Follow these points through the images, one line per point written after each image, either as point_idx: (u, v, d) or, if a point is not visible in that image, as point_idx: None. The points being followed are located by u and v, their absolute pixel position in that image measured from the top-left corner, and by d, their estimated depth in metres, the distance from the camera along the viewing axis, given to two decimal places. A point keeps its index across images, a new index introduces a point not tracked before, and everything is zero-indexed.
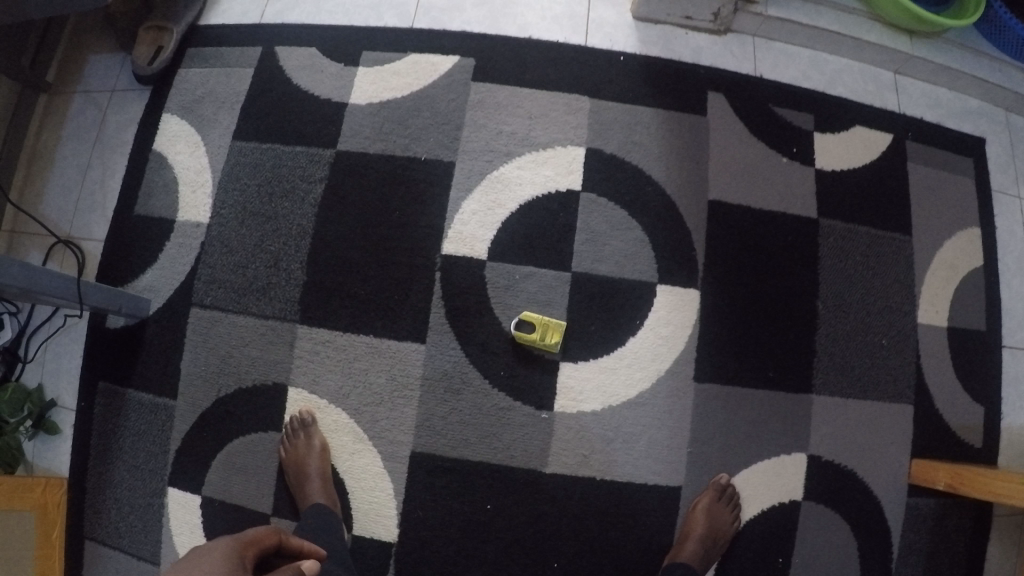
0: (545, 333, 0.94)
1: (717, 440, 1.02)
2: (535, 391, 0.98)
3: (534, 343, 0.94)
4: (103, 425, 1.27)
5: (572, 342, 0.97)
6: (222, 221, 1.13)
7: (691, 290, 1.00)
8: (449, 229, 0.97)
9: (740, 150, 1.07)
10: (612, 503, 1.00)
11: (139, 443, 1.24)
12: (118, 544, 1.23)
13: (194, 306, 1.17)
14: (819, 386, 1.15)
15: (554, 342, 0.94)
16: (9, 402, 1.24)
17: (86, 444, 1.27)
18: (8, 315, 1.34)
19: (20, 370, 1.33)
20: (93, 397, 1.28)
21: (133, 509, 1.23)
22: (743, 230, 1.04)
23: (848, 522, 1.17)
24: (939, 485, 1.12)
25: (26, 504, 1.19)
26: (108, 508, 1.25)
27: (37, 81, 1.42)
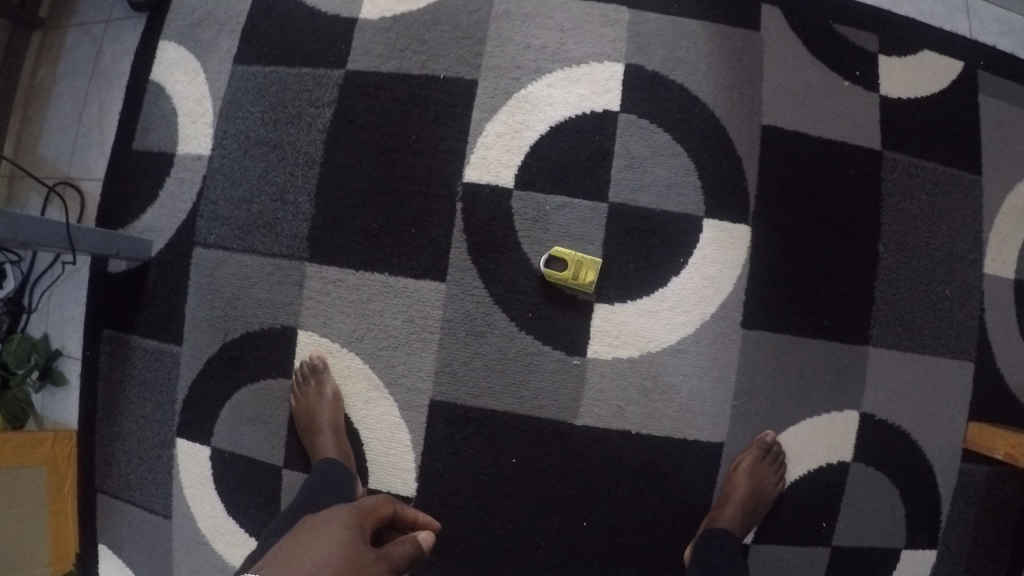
0: (578, 271, 0.86)
1: (762, 393, 0.96)
2: (565, 335, 0.90)
3: (566, 282, 0.86)
4: (109, 375, 1.21)
5: (607, 283, 0.89)
6: (225, 152, 1.05)
7: (741, 226, 0.90)
8: (471, 154, 0.88)
9: (798, 71, 0.94)
10: (647, 458, 0.93)
11: (145, 393, 1.19)
12: (130, 496, 1.19)
13: (198, 246, 1.10)
14: (874, 338, 1.05)
15: (588, 280, 0.86)
16: (15, 351, 1.20)
17: (93, 394, 1.22)
18: (9, 264, 1.28)
19: (25, 320, 1.29)
20: (98, 345, 1.22)
21: (143, 461, 1.19)
22: (799, 161, 0.93)
23: (897, 486, 1.09)
24: (997, 453, 1.03)
25: (36, 459, 1.16)
26: (118, 460, 1.20)
27: (28, 16, 1.34)
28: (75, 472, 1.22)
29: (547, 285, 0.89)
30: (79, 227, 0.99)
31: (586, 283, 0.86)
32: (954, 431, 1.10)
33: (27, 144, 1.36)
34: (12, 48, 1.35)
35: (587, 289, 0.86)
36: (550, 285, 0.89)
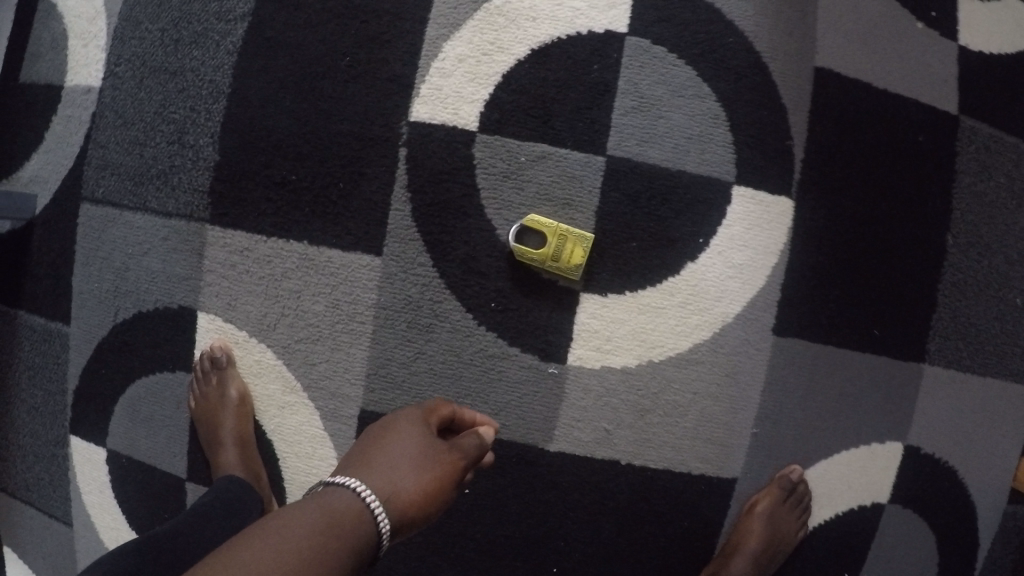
0: (562, 248, 0.64)
1: (790, 418, 0.74)
2: (539, 334, 0.68)
3: (543, 262, 0.65)
4: None
5: (597, 266, 0.67)
6: (117, 81, 0.81)
7: (781, 199, 0.68)
8: (422, 83, 0.65)
9: (862, 1, 0.72)
10: (640, 497, 0.71)
11: (36, 381, 0.94)
12: (28, 499, 0.96)
13: (84, 202, 0.86)
14: (930, 353, 0.84)
15: (574, 261, 0.65)
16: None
17: None
18: None
19: None
20: None
21: (37, 460, 0.95)
22: (856, 119, 0.71)
23: (943, 536, 0.88)
24: None
25: None
26: (10, 457, 0.96)
27: None
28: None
29: (515, 265, 0.67)
30: None
31: (571, 264, 0.65)
32: (1015, 471, 0.89)
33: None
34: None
35: (572, 271, 0.65)
36: (519, 265, 0.67)
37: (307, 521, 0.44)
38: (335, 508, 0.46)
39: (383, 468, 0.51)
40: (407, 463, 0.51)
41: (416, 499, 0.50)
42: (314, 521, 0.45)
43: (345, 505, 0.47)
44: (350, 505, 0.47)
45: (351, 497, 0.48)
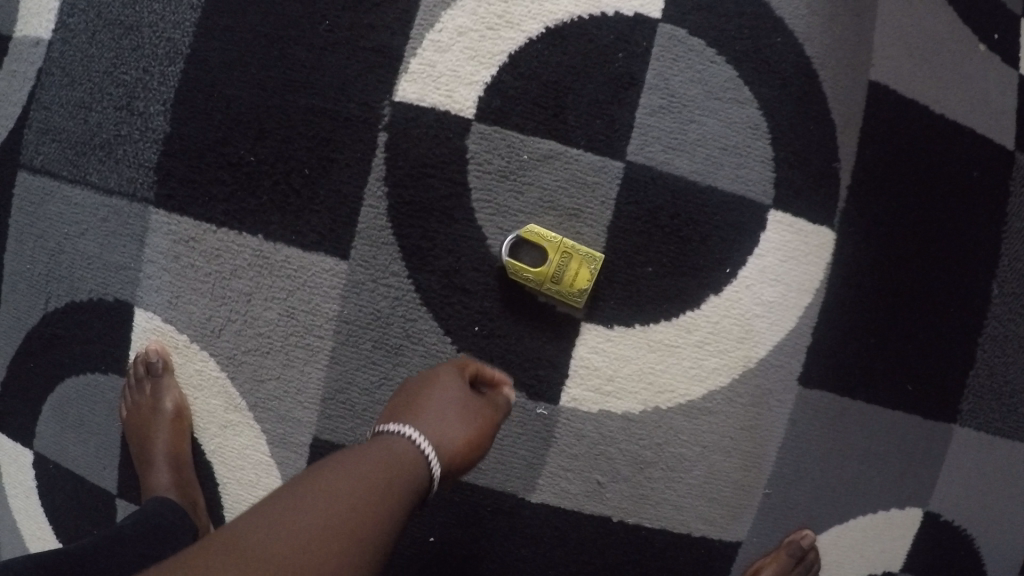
0: (564, 268, 0.54)
1: (808, 479, 0.65)
2: (528, 364, 0.57)
3: (540, 283, 0.55)
4: None
5: (602, 291, 0.57)
6: (67, 34, 0.71)
7: (821, 229, 0.59)
8: (413, 57, 0.55)
9: (924, 11, 0.63)
10: (631, 560, 0.61)
11: None
12: None
13: (19, 168, 0.74)
14: (963, 413, 0.75)
15: (577, 284, 0.55)
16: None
17: None
18: None
19: None
20: None
21: None
22: (909, 143, 0.62)
23: None
24: None
25: None
26: None
27: None
28: None
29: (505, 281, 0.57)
30: None
31: (574, 287, 0.55)
32: None
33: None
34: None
35: (574, 296, 0.55)
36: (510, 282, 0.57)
37: (367, 460, 0.41)
38: (388, 452, 0.42)
39: (427, 415, 0.46)
40: (446, 409, 0.47)
41: (460, 448, 0.46)
42: (372, 468, 0.40)
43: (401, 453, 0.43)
44: (406, 452, 0.43)
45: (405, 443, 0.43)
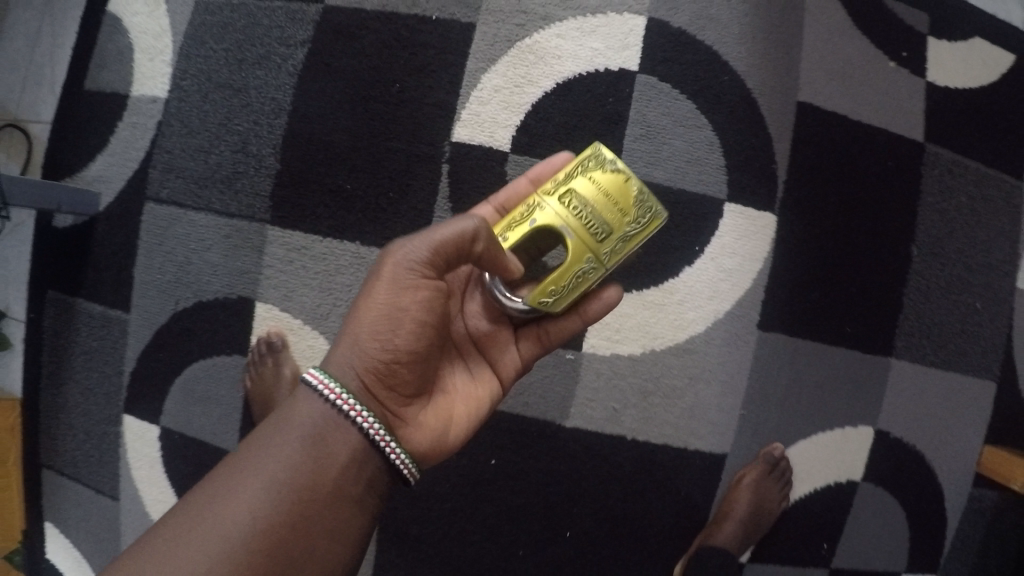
0: (576, 218, 0.57)
1: (774, 403, 0.86)
2: (578, 323, 0.66)
3: (588, 242, 0.56)
4: (50, 339, 1.02)
5: (638, 184, 0.59)
6: (182, 94, 0.92)
7: (765, 213, 0.80)
8: (463, 109, 0.76)
9: (842, 44, 0.84)
10: (644, 466, 0.83)
11: (93, 363, 1.01)
12: (77, 475, 1.01)
13: (148, 202, 0.96)
14: (899, 348, 0.94)
15: (603, 203, 0.57)
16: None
17: (34, 360, 1.03)
18: None
19: None
20: (40, 305, 1.03)
21: (89, 437, 1.00)
22: (834, 145, 0.83)
23: (909, 511, 0.98)
24: (1017, 484, 0.93)
25: None
26: (63, 435, 1.01)
27: None
28: (17, 447, 1.02)
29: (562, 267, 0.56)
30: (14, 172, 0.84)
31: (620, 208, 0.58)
32: (979, 458, 0.99)
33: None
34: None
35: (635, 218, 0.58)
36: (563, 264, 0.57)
37: (299, 437, 0.47)
38: (314, 422, 0.48)
39: (356, 349, 0.52)
40: (372, 341, 0.52)
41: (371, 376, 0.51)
42: (309, 432, 0.48)
43: (316, 415, 0.48)
44: (320, 411, 0.49)
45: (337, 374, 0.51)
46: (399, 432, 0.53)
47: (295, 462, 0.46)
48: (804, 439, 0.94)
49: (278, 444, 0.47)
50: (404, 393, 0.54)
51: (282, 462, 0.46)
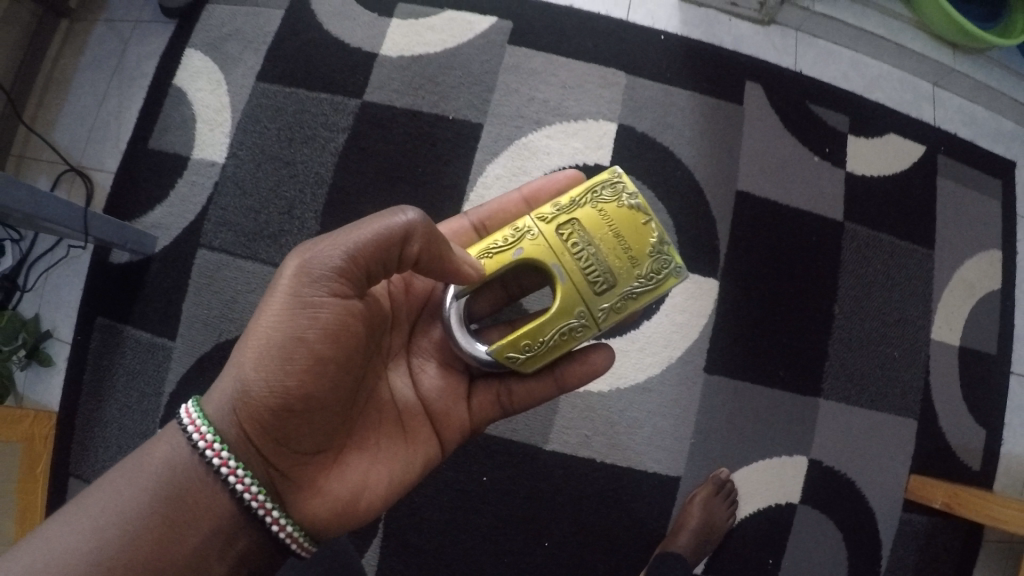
0: (573, 262, 0.69)
1: (720, 435, 1.04)
2: (545, 377, 0.78)
3: (578, 287, 0.68)
4: (97, 361, 1.14)
5: (644, 239, 0.70)
6: (239, 161, 1.12)
7: (710, 280, 1.04)
8: (472, 191, 1.00)
9: (771, 142, 1.08)
10: (610, 485, 1.00)
11: (133, 383, 1.12)
12: None
13: (201, 249, 1.13)
14: (828, 390, 1.09)
15: (603, 253, 0.69)
16: (3, 329, 1.11)
17: (79, 379, 1.13)
18: (9, 242, 1.21)
19: (17, 300, 1.19)
20: (90, 331, 1.15)
21: (123, 451, 1.10)
22: (766, 224, 1.06)
23: (846, 533, 1.08)
24: (935, 503, 1.05)
25: (13, 434, 1.05)
26: (96, 448, 1.11)
27: None
28: (51, 454, 1.10)
29: (556, 305, 0.68)
30: (95, 212, 1.01)
31: (631, 260, 0.69)
32: (905, 484, 1.11)
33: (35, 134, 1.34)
34: (37, 37, 1.36)
35: (645, 275, 0.69)
36: (558, 301, 0.68)
37: (164, 459, 0.57)
38: (181, 447, 0.57)
39: (251, 380, 0.57)
40: (258, 373, 0.57)
41: (247, 410, 0.57)
42: (173, 459, 0.57)
43: (180, 443, 0.57)
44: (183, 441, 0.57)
45: (216, 419, 0.58)
46: (283, 486, 0.60)
47: (161, 479, 0.56)
48: (747, 465, 1.06)
49: (147, 466, 0.56)
50: (295, 449, 0.60)
51: (146, 480, 0.55)
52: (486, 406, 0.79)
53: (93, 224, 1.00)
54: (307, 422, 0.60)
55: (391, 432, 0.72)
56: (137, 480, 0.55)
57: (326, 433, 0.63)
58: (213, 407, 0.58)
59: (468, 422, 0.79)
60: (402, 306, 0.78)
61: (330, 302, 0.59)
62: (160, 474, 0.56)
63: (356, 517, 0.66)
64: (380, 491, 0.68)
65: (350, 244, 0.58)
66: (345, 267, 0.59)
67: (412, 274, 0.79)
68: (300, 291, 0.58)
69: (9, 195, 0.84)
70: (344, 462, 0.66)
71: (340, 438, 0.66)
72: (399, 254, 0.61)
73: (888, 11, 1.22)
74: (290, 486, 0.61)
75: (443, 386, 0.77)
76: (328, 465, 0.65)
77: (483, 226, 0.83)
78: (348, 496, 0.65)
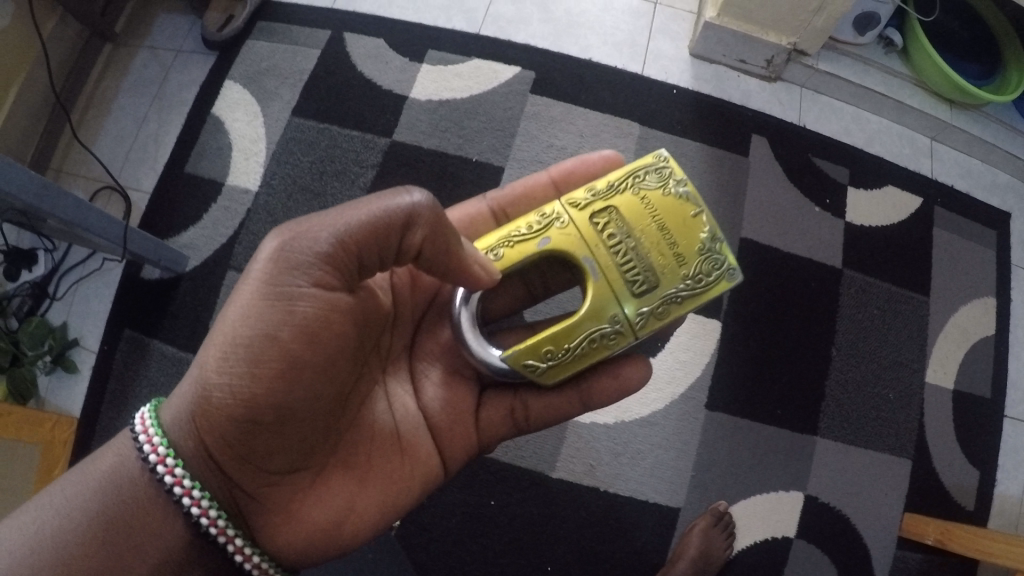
0: (610, 257, 0.67)
1: (719, 469, 1.08)
2: (567, 391, 0.75)
3: (613, 285, 0.66)
4: (121, 371, 1.16)
5: (691, 234, 0.68)
6: (270, 190, 1.19)
7: (712, 321, 1.13)
8: None
9: (768, 191, 1.18)
10: (611, 513, 1.04)
11: (157, 395, 1.15)
12: None
13: (231, 271, 1.19)
14: (823, 428, 1.13)
15: (644, 246, 0.67)
16: (29, 334, 1.14)
17: (102, 387, 1.15)
18: (43, 251, 1.25)
19: (46, 306, 1.23)
20: (116, 342, 1.18)
21: None
22: (765, 270, 1.15)
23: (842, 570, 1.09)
24: (928, 539, 1.07)
25: (32, 437, 1.05)
26: None
27: (105, 29, 1.38)
28: (67, 459, 1.09)
29: (590, 304, 0.66)
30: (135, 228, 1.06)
31: (676, 258, 0.67)
32: (899, 521, 1.13)
33: (74, 155, 1.34)
34: (83, 60, 1.38)
35: (692, 275, 0.67)
36: (592, 299, 0.66)
37: (114, 468, 0.57)
38: (132, 459, 0.58)
39: (218, 379, 0.56)
40: (224, 373, 0.56)
41: (211, 414, 0.57)
42: (122, 470, 0.57)
43: (131, 456, 0.58)
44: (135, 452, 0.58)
45: (170, 429, 0.58)
46: (246, 505, 0.61)
47: (109, 491, 0.56)
48: (745, 499, 1.09)
49: (97, 474, 0.57)
50: (263, 466, 0.60)
51: (94, 490, 0.56)
52: (496, 419, 0.77)
53: (132, 240, 1.05)
54: (279, 432, 0.59)
55: (380, 443, 0.72)
56: (86, 488, 0.56)
57: (298, 445, 0.62)
58: (176, 410, 0.58)
59: (473, 436, 0.77)
60: (405, 304, 0.78)
61: (310, 295, 0.58)
62: (108, 484, 0.56)
63: (337, 539, 0.67)
64: (365, 513, 0.69)
65: (336, 233, 0.57)
66: (326, 259, 0.57)
67: (418, 270, 0.78)
68: (278, 284, 0.57)
69: (60, 206, 0.92)
70: (323, 480, 0.67)
71: (322, 453, 0.66)
72: (395, 243, 0.59)
73: (888, 69, 1.29)
74: (256, 505, 0.62)
75: (448, 398, 0.77)
76: (301, 482, 0.65)
77: (502, 211, 0.86)
78: (325, 520, 0.65)
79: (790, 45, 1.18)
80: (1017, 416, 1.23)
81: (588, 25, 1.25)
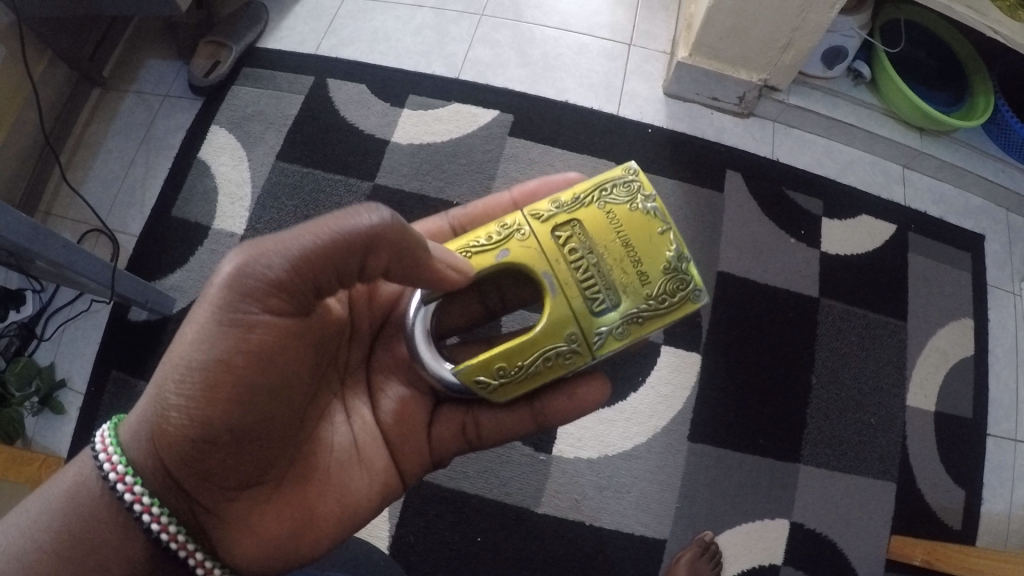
0: (570, 272, 0.66)
1: (704, 500, 1.09)
2: (522, 411, 0.74)
3: (571, 302, 0.66)
4: (107, 414, 1.15)
5: (658, 253, 0.67)
6: (256, 234, 1.21)
7: (692, 353, 1.15)
8: None
9: (740, 225, 1.23)
10: (598, 548, 1.05)
11: None
12: None
13: None
14: (806, 455, 1.14)
15: (607, 264, 0.67)
16: (17, 374, 1.13)
17: (87, 429, 1.14)
18: (31, 292, 1.25)
19: (33, 348, 1.22)
20: (101, 384, 1.17)
21: None
22: (741, 303, 1.19)
23: None
24: (915, 560, 1.07)
25: (19, 477, 1.03)
26: None
27: (93, 73, 1.40)
28: None
29: (547, 321, 0.65)
30: (122, 270, 1.07)
31: (639, 277, 0.66)
32: (887, 545, 1.12)
33: (60, 198, 1.34)
34: (71, 103, 1.39)
35: (656, 295, 0.66)
36: (551, 316, 0.65)
37: (69, 491, 0.54)
38: (86, 479, 0.54)
39: (170, 402, 0.54)
40: (177, 397, 0.54)
41: (164, 437, 0.54)
42: (77, 491, 0.54)
43: (86, 474, 0.54)
44: (89, 472, 0.54)
45: (128, 446, 0.55)
46: (206, 522, 0.58)
47: (65, 513, 0.53)
48: (731, 529, 1.09)
49: (51, 498, 0.53)
50: (222, 482, 0.58)
51: (48, 513, 0.52)
52: (448, 436, 0.75)
53: (119, 283, 1.06)
54: (233, 454, 0.57)
55: (344, 458, 0.69)
56: (40, 512, 0.52)
57: (258, 461, 0.59)
58: (128, 432, 0.55)
59: (426, 451, 0.75)
60: (363, 319, 0.77)
61: (268, 316, 0.56)
62: (63, 507, 0.53)
63: (296, 556, 0.63)
64: (326, 528, 0.65)
65: (295, 252, 0.54)
66: (285, 280, 0.55)
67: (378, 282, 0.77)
68: (233, 307, 0.55)
69: (49, 250, 0.92)
70: (284, 496, 0.63)
71: (279, 469, 0.63)
72: (359, 264, 0.58)
73: (857, 100, 1.33)
74: (216, 522, 0.58)
75: (402, 410, 0.74)
76: (263, 498, 0.61)
77: (461, 227, 0.86)
78: (288, 533, 0.62)
79: (760, 82, 1.21)
80: (1001, 435, 1.23)
81: (564, 68, 1.31)
